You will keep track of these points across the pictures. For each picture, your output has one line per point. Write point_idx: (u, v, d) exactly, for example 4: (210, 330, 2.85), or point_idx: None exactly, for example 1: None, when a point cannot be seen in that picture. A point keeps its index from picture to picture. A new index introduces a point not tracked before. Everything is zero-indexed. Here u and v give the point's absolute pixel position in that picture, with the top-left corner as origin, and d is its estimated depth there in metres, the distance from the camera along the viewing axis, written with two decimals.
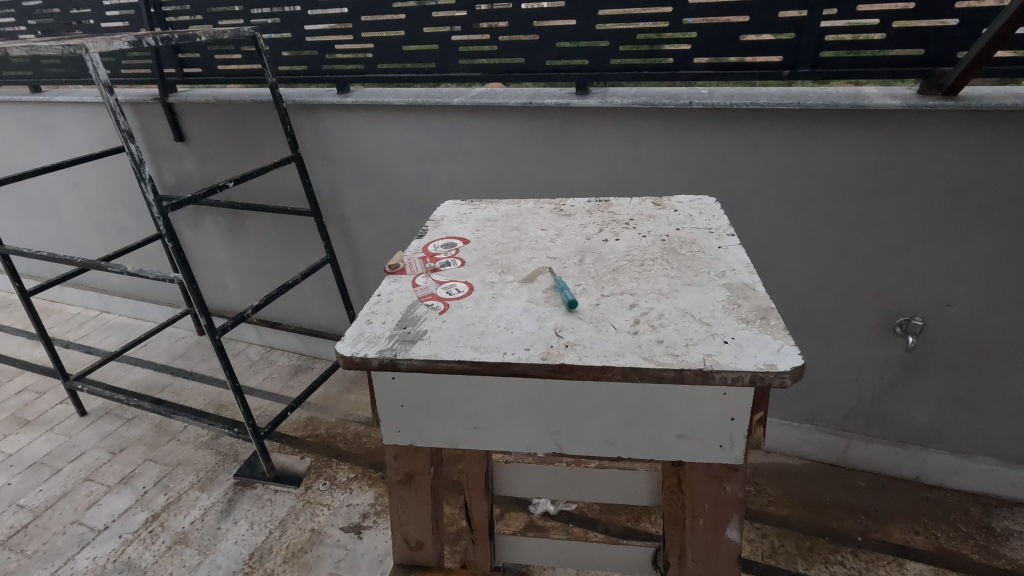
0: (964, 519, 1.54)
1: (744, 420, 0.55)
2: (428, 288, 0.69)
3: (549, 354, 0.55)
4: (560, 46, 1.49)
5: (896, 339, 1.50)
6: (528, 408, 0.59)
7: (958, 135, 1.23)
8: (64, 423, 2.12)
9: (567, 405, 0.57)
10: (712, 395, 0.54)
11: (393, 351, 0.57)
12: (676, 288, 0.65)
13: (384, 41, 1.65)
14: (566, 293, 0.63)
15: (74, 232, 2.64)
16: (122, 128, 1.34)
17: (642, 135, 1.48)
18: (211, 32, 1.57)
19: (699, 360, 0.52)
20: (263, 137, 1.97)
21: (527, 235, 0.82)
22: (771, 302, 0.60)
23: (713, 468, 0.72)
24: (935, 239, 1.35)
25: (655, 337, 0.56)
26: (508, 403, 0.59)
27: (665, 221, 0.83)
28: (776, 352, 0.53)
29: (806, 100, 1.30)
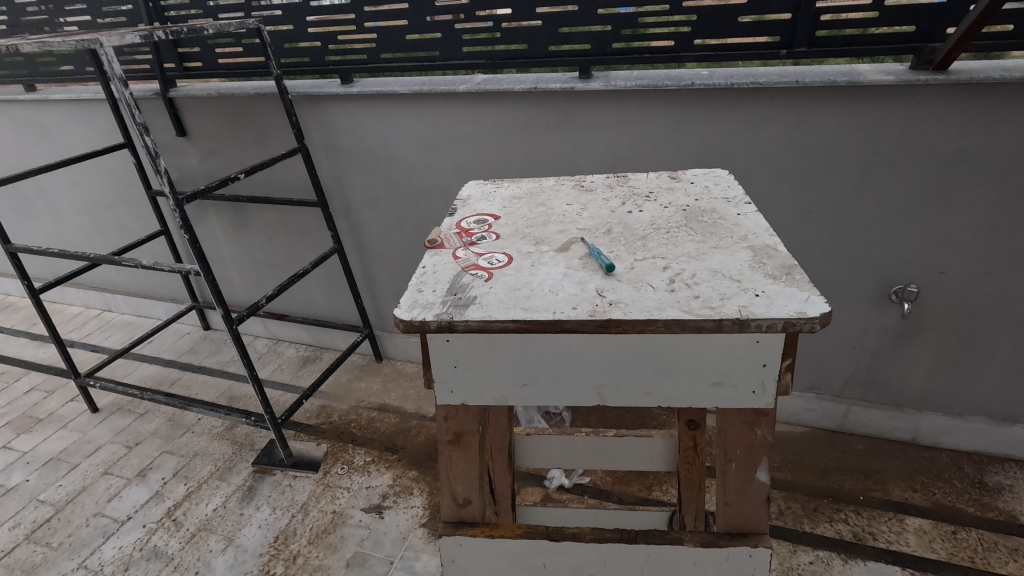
0: (958, 476, 1.62)
1: (775, 367, 0.60)
2: (469, 259, 0.73)
3: (596, 311, 0.59)
4: (562, 31, 1.53)
5: (892, 307, 1.56)
6: (572, 363, 0.63)
7: (948, 108, 1.29)
8: (77, 420, 2.13)
9: (610, 358, 0.62)
10: (746, 343, 0.59)
11: (449, 314, 0.61)
12: (703, 251, 0.70)
13: (388, 31, 1.68)
14: (603, 258, 0.68)
15: (74, 230, 2.63)
16: (137, 122, 1.34)
17: (645, 116, 1.53)
18: (217, 25, 1.59)
19: (735, 312, 0.57)
20: (267, 129, 1.98)
21: (554, 210, 0.86)
22: (793, 260, 0.65)
23: (744, 415, 0.77)
24: (928, 208, 1.41)
25: (691, 293, 0.61)
26: (554, 358, 0.63)
27: (683, 192, 0.88)
28: (803, 301, 0.58)
29: (803, 78, 1.35)
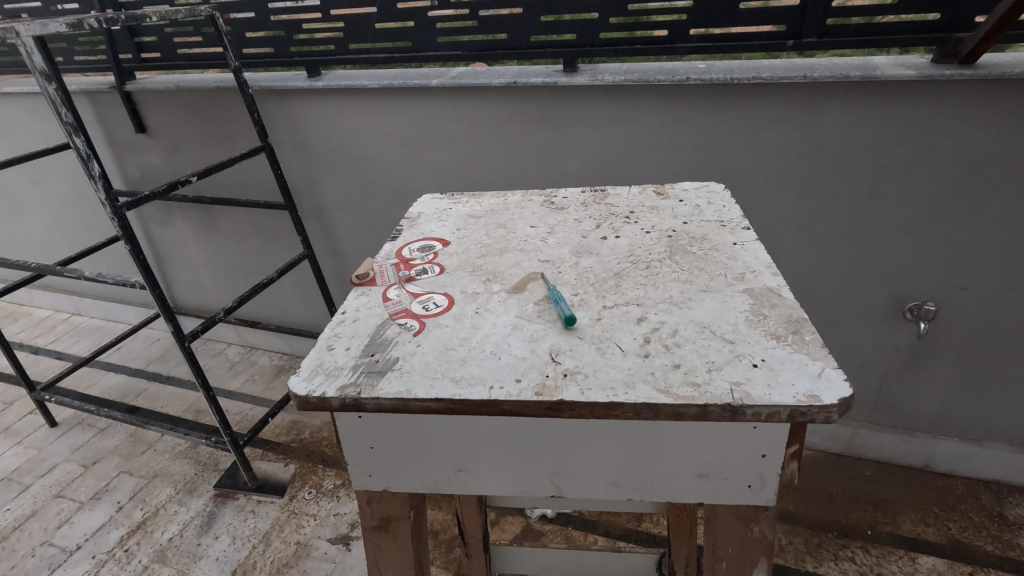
0: (975, 508, 1.49)
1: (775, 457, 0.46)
2: (401, 302, 0.59)
3: (544, 388, 0.45)
4: (545, 19, 1.38)
5: (906, 325, 1.42)
6: (518, 447, 0.50)
7: (976, 107, 1.14)
8: (34, 435, 2.01)
9: (565, 442, 0.49)
10: (740, 430, 0.46)
11: (357, 388, 0.47)
12: (689, 296, 0.56)
13: (356, 19, 1.53)
14: (563, 306, 0.54)
15: (38, 231, 2.50)
16: (65, 121, 1.20)
17: (635, 113, 1.38)
18: (163, 12, 1.43)
19: (725, 394, 0.43)
20: (231, 125, 1.84)
21: (515, 234, 0.72)
22: (801, 311, 0.52)
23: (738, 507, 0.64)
24: (949, 219, 1.27)
25: (670, 362, 0.47)
26: (495, 440, 0.49)
27: (669, 213, 0.74)
28: (816, 379, 0.44)
29: (812, 72, 1.20)
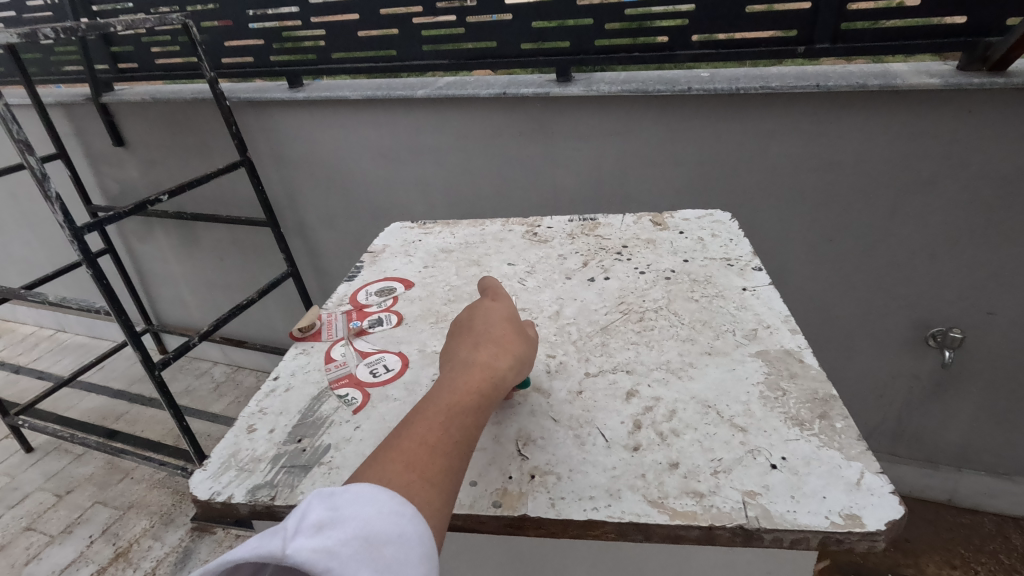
0: (1005, 550, 1.39)
1: (747, 575, 0.58)
2: (348, 365, 0.65)
3: (505, 500, 0.48)
4: (536, 25, 1.28)
5: (928, 353, 1.31)
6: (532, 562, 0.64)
7: (1009, 117, 1.03)
8: (8, 461, 1.92)
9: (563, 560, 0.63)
10: (784, 555, 0.55)
11: (272, 492, 0.51)
12: (691, 361, 0.60)
13: (337, 26, 1.44)
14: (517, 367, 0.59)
15: (19, 246, 2.42)
16: (17, 138, 1.11)
17: (632, 127, 1.29)
18: (131, 21, 1.35)
19: (738, 515, 0.45)
20: (210, 139, 1.75)
21: (490, 272, 0.77)
22: (823, 385, 0.55)
23: None
24: (977, 240, 1.16)
25: (666, 459, 0.50)
26: (514, 555, 0.64)
27: (667, 248, 0.78)
28: (852, 490, 0.46)
29: (826, 81, 1.10)
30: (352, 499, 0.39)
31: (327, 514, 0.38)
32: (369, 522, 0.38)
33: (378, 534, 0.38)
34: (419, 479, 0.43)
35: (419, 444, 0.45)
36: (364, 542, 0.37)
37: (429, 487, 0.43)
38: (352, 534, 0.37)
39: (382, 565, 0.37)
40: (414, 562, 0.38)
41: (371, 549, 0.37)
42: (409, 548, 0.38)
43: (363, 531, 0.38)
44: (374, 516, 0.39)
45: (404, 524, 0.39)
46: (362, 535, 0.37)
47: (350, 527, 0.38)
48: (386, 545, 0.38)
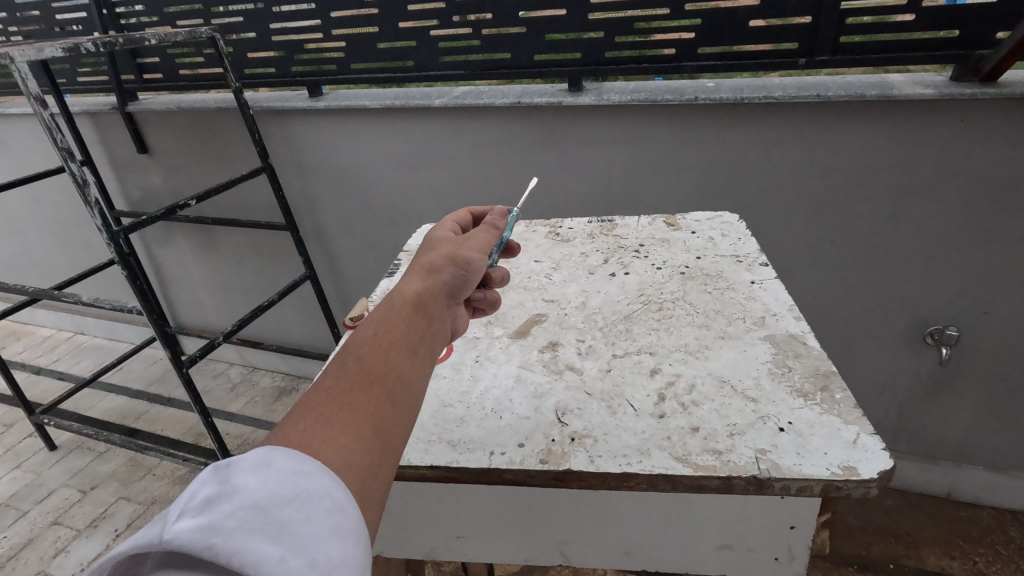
0: (1002, 542, 1.44)
1: (757, 527, 0.55)
2: None
3: (550, 457, 0.53)
4: (549, 38, 1.35)
5: (926, 351, 1.37)
6: (529, 522, 0.59)
7: (999, 125, 1.09)
8: (33, 458, 1.98)
9: (564, 521, 0.59)
10: (772, 499, 0.53)
11: None
12: (707, 344, 0.65)
13: (358, 39, 1.51)
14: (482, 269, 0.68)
15: (41, 250, 2.48)
16: (60, 146, 1.17)
17: (641, 134, 1.35)
18: (163, 34, 1.42)
19: (752, 467, 0.50)
20: (232, 146, 1.82)
21: (518, 269, 0.83)
22: (825, 363, 0.60)
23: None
24: (971, 242, 1.22)
25: (688, 425, 0.55)
26: (508, 515, 0.59)
27: (681, 246, 0.84)
28: (851, 448, 0.51)
29: (826, 91, 1.16)
30: (244, 468, 0.38)
31: (215, 489, 0.37)
32: (264, 489, 0.37)
33: (272, 498, 0.37)
34: (313, 425, 0.42)
35: (318, 398, 0.44)
36: (257, 509, 0.36)
37: (328, 428, 0.42)
38: (246, 502, 0.36)
39: (277, 528, 0.36)
40: (318, 524, 0.37)
41: (265, 515, 0.36)
42: (309, 506, 0.37)
43: (255, 498, 0.36)
44: (269, 483, 0.37)
45: (302, 481, 0.38)
46: (252, 502, 0.36)
47: (244, 495, 0.36)
48: (284, 508, 0.37)
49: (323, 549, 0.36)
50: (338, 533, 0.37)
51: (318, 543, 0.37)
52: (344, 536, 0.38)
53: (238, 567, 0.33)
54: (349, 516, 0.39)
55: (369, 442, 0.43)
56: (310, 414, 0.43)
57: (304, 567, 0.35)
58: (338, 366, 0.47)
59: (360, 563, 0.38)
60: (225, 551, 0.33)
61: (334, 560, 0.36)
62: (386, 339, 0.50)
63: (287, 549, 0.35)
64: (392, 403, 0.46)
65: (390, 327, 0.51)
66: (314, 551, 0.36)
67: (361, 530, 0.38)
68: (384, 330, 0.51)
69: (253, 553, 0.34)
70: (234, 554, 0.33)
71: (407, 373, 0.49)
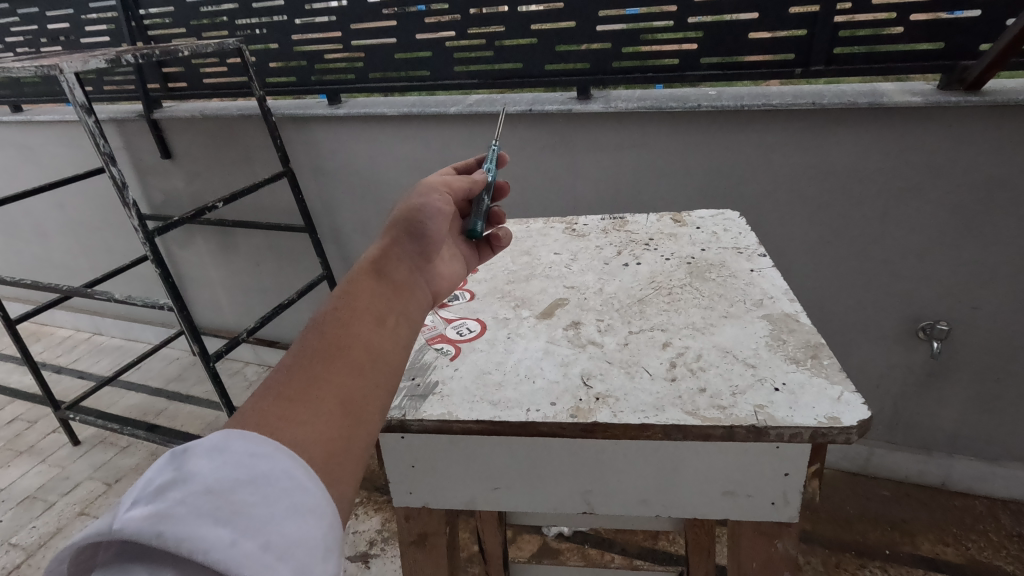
0: (994, 529, 1.50)
1: (759, 477, 0.61)
2: (437, 327, 0.76)
3: (579, 412, 0.60)
4: (558, 49, 1.43)
5: (919, 345, 1.43)
6: (560, 472, 0.66)
7: (983, 131, 1.17)
8: (57, 453, 2.05)
9: (592, 470, 0.65)
10: (766, 450, 0.59)
11: (401, 411, 0.63)
12: (711, 322, 0.72)
13: (376, 49, 1.58)
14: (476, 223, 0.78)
15: (61, 253, 2.56)
16: (102, 151, 1.26)
17: (647, 139, 1.42)
18: (194, 46, 1.50)
19: (749, 418, 0.57)
20: (253, 151, 1.90)
21: (539, 260, 0.90)
22: (816, 336, 0.67)
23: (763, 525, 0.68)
24: (959, 241, 1.29)
25: (696, 386, 0.62)
26: (541, 466, 0.66)
27: (687, 240, 0.91)
28: (836, 402, 0.58)
29: (821, 99, 1.24)
30: (197, 457, 0.40)
31: (170, 476, 0.39)
32: (218, 475, 0.39)
33: (225, 483, 0.39)
34: (276, 405, 0.45)
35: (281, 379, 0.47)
36: (211, 495, 0.38)
37: (292, 405, 0.45)
38: (200, 489, 0.38)
39: (230, 512, 0.38)
40: (274, 503, 0.40)
41: (218, 500, 0.38)
42: (263, 489, 0.40)
43: (209, 483, 0.39)
44: (222, 468, 0.40)
45: (258, 464, 0.41)
46: (205, 488, 0.38)
47: (198, 482, 0.39)
48: (239, 491, 0.39)
49: (277, 529, 0.39)
50: (294, 513, 0.40)
51: (274, 522, 0.39)
52: (300, 515, 0.40)
53: (189, 552, 0.36)
54: (309, 493, 0.42)
55: (335, 415, 0.46)
56: (272, 394, 0.46)
57: (256, 548, 0.37)
58: (299, 345, 0.50)
59: (319, 536, 0.41)
60: (175, 538, 0.36)
61: (291, 537, 0.39)
62: (348, 315, 0.52)
63: (238, 533, 0.37)
64: (358, 373, 0.49)
65: (351, 304, 0.53)
66: (268, 532, 0.39)
67: (320, 503, 0.42)
68: (345, 305, 0.53)
69: (203, 539, 0.36)
70: (182, 540, 0.36)
71: (367, 348, 0.51)
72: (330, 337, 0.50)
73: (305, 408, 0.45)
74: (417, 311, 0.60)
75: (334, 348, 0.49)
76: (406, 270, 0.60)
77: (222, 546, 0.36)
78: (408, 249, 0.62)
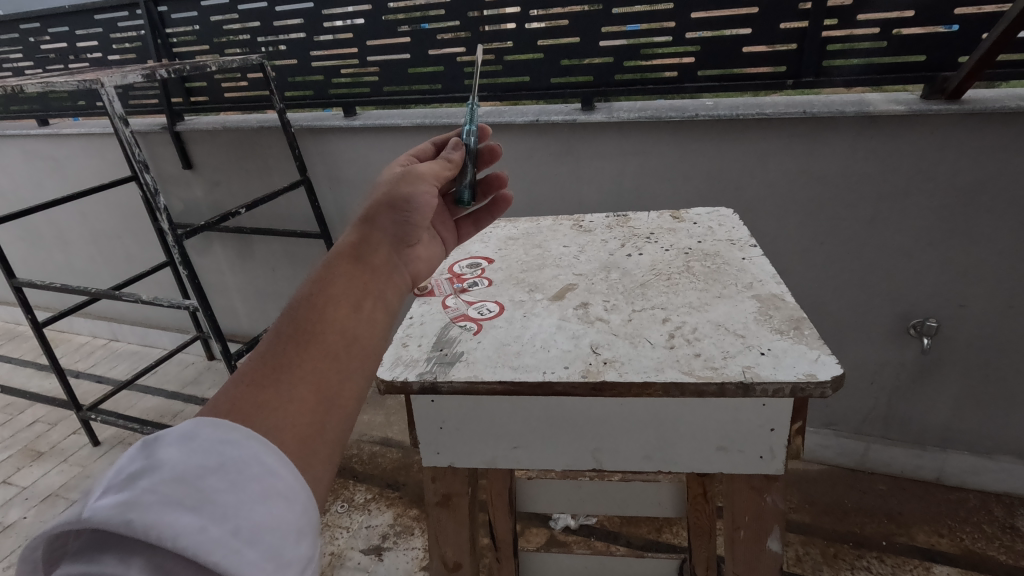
0: (987, 521, 1.56)
1: (748, 433, 0.69)
2: (458, 308, 0.84)
3: (589, 372, 0.68)
4: (563, 63, 1.51)
5: (910, 342, 1.50)
6: (571, 433, 0.74)
7: (963, 136, 1.25)
8: (78, 453, 2.12)
9: (600, 430, 0.73)
10: (753, 406, 0.67)
11: (432, 374, 0.71)
12: (707, 301, 0.79)
13: (390, 64, 1.68)
14: (465, 193, 0.81)
15: (82, 261, 2.64)
16: (136, 159, 1.35)
17: (647, 146, 1.50)
18: (220, 62, 1.59)
19: (737, 375, 0.65)
20: (271, 161, 1.98)
21: (549, 252, 0.97)
22: (798, 311, 0.75)
23: (754, 481, 0.83)
24: (945, 241, 1.36)
25: (692, 352, 0.69)
26: (555, 428, 0.74)
27: (685, 233, 0.98)
28: (814, 362, 0.65)
29: (810, 108, 1.32)
30: (164, 446, 0.41)
31: (139, 464, 0.40)
32: (186, 463, 0.40)
33: (194, 470, 0.40)
34: (248, 393, 0.45)
35: (254, 365, 0.46)
36: (178, 483, 0.39)
37: (264, 394, 0.45)
38: (167, 477, 0.39)
39: (200, 499, 0.39)
40: (243, 490, 0.41)
41: (187, 487, 0.39)
42: (234, 476, 0.41)
43: (177, 471, 0.39)
44: (190, 456, 0.40)
45: (227, 451, 0.41)
46: (174, 476, 0.39)
47: (165, 469, 0.39)
48: (208, 479, 0.40)
49: (248, 515, 0.40)
50: (266, 498, 0.41)
51: (244, 510, 0.40)
52: (273, 500, 0.42)
53: (158, 539, 0.36)
54: (281, 478, 0.43)
55: (310, 404, 0.46)
56: (246, 380, 0.46)
57: (227, 534, 0.38)
58: (274, 330, 0.49)
59: (291, 521, 0.42)
60: (142, 525, 0.36)
61: (261, 523, 0.40)
62: (323, 299, 0.51)
63: (208, 520, 0.38)
64: (334, 360, 0.48)
65: (328, 286, 0.52)
66: (239, 518, 0.40)
67: (293, 491, 0.43)
68: (321, 288, 0.52)
69: (172, 525, 0.37)
70: (151, 526, 0.36)
71: (345, 329, 0.50)
72: (302, 323, 0.49)
73: (277, 396, 0.45)
74: (401, 291, 0.58)
75: (309, 334, 0.48)
76: (386, 250, 0.58)
77: (192, 532, 0.37)
78: (389, 229, 0.60)
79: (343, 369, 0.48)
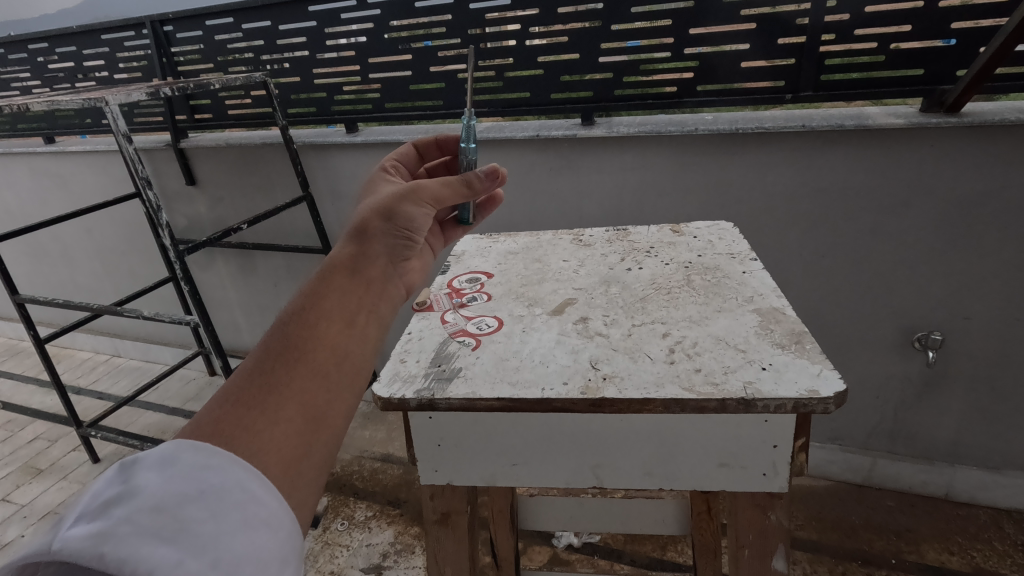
0: (998, 537, 1.53)
1: (752, 448, 0.68)
2: (458, 324, 0.83)
3: (588, 389, 0.67)
4: (563, 79, 1.52)
5: (915, 355, 1.48)
6: (571, 449, 0.73)
7: (962, 149, 1.25)
8: (78, 470, 2.11)
9: (600, 446, 0.72)
10: (755, 421, 0.67)
11: (430, 391, 0.70)
12: (707, 315, 0.79)
13: (392, 81, 1.69)
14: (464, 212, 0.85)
15: (86, 277, 2.65)
16: (139, 176, 1.35)
17: (647, 161, 1.50)
18: (224, 80, 1.61)
19: (739, 392, 0.64)
20: (274, 177, 1.99)
21: (549, 267, 0.97)
22: (799, 325, 0.74)
23: (758, 498, 0.82)
24: (948, 253, 1.35)
25: (693, 367, 0.69)
26: (554, 444, 0.73)
27: (685, 247, 0.98)
28: (816, 377, 0.65)
29: (809, 121, 1.32)
30: (141, 473, 0.40)
31: (116, 491, 0.39)
32: (164, 491, 0.39)
33: (173, 497, 0.39)
34: (232, 412, 0.45)
35: (243, 380, 0.47)
36: (156, 512, 0.37)
37: (248, 412, 0.45)
38: (144, 505, 0.37)
39: (178, 530, 0.37)
40: (224, 517, 0.40)
41: (164, 516, 0.38)
42: (215, 503, 0.40)
43: (155, 499, 0.38)
44: (169, 483, 0.39)
45: (207, 477, 0.41)
46: (153, 504, 0.38)
47: (143, 497, 0.38)
48: (186, 507, 0.39)
49: (227, 545, 0.39)
50: (247, 525, 0.40)
51: (223, 539, 0.39)
52: (253, 528, 0.41)
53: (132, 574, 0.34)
54: (263, 505, 0.42)
55: (297, 423, 0.47)
56: (232, 399, 0.46)
57: (205, 567, 0.37)
58: (262, 347, 0.50)
59: (273, 549, 0.41)
60: (116, 559, 0.35)
61: (240, 553, 0.39)
62: (313, 314, 0.52)
63: (185, 552, 0.37)
64: (323, 380, 0.49)
65: (321, 301, 0.53)
66: (217, 549, 0.38)
67: (274, 518, 0.42)
68: (313, 304, 0.53)
69: (149, 558, 0.35)
70: (125, 560, 0.35)
71: (335, 345, 0.51)
72: (291, 340, 0.50)
73: (262, 414, 0.46)
74: (392, 305, 0.60)
75: (298, 350, 0.50)
76: (381, 262, 0.59)
77: (169, 566, 0.35)
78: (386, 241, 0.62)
79: (332, 387, 0.50)
